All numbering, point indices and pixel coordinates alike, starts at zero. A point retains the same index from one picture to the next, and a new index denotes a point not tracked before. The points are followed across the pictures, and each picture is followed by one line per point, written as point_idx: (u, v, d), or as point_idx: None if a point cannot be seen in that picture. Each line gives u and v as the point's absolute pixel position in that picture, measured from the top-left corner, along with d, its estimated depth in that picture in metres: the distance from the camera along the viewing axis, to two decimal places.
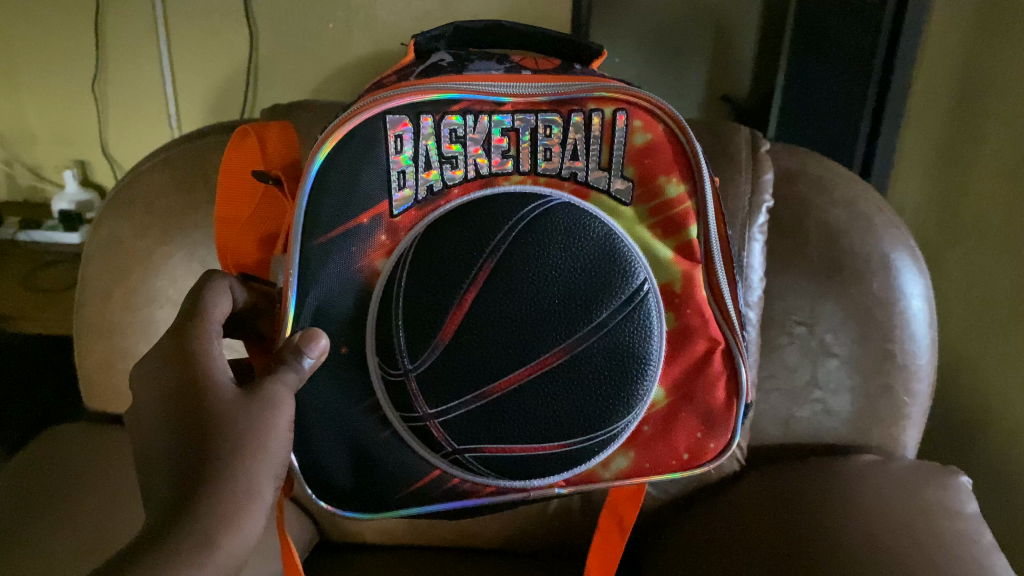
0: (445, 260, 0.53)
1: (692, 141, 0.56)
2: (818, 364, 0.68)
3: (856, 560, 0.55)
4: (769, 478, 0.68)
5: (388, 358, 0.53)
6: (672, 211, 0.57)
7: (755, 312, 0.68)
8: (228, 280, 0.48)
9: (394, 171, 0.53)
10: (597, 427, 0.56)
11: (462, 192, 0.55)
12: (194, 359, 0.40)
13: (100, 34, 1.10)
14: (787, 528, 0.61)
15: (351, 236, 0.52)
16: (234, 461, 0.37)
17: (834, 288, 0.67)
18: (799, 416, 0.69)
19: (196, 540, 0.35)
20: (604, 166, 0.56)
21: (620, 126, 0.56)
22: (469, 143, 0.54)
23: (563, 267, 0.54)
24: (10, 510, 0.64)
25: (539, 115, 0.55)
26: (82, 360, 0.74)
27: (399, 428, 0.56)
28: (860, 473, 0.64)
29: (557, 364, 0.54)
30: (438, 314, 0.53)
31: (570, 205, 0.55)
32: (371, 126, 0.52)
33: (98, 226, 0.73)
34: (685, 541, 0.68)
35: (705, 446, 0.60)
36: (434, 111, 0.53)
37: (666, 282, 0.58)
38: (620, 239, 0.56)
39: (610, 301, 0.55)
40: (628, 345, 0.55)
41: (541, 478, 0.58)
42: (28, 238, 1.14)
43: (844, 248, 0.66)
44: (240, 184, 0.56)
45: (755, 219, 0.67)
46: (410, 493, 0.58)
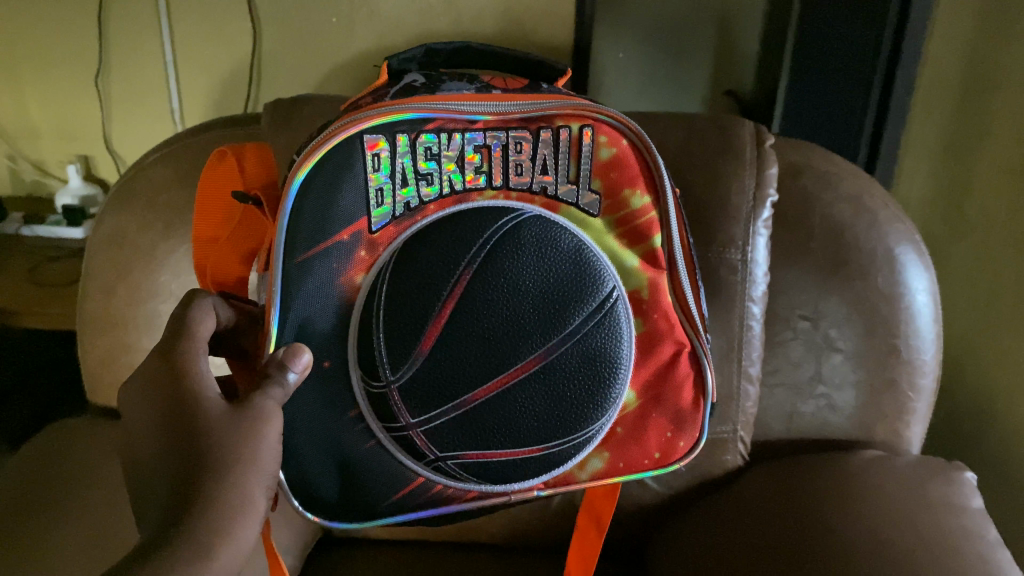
0: (423, 272, 0.53)
1: (654, 155, 0.57)
2: (822, 360, 0.68)
3: (860, 556, 0.55)
4: (773, 474, 0.68)
5: (369, 369, 0.53)
6: (637, 223, 0.58)
7: (760, 307, 0.67)
8: (212, 300, 0.47)
9: (371, 189, 0.52)
10: (573, 430, 0.57)
11: (438, 208, 0.54)
12: (182, 375, 0.40)
13: (103, 30, 1.10)
14: (791, 525, 0.61)
15: (335, 251, 0.51)
16: (228, 473, 0.38)
17: (839, 283, 0.66)
18: (803, 410, 0.69)
19: (195, 549, 0.36)
20: (573, 180, 0.56)
21: (586, 141, 0.56)
22: (443, 160, 0.53)
23: (536, 279, 0.54)
24: (13, 506, 0.64)
25: (511, 132, 0.54)
26: (85, 354, 0.75)
27: (383, 438, 0.55)
28: (864, 467, 0.64)
29: (533, 371, 0.55)
30: (418, 325, 0.53)
31: (541, 217, 0.55)
32: (348, 145, 0.50)
33: (101, 220, 0.73)
34: (685, 540, 0.68)
35: (675, 445, 0.61)
36: (409, 130, 0.52)
37: (633, 289, 0.59)
38: (590, 250, 0.56)
39: (583, 309, 0.55)
40: (599, 351, 0.56)
41: (520, 481, 0.59)
42: (32, 232, 1.16)
43: (849, 243, 0.66)
44: (220, 203, 0.56)
45: (760, 213, 0.67)
46: (396, 501, 0.58)
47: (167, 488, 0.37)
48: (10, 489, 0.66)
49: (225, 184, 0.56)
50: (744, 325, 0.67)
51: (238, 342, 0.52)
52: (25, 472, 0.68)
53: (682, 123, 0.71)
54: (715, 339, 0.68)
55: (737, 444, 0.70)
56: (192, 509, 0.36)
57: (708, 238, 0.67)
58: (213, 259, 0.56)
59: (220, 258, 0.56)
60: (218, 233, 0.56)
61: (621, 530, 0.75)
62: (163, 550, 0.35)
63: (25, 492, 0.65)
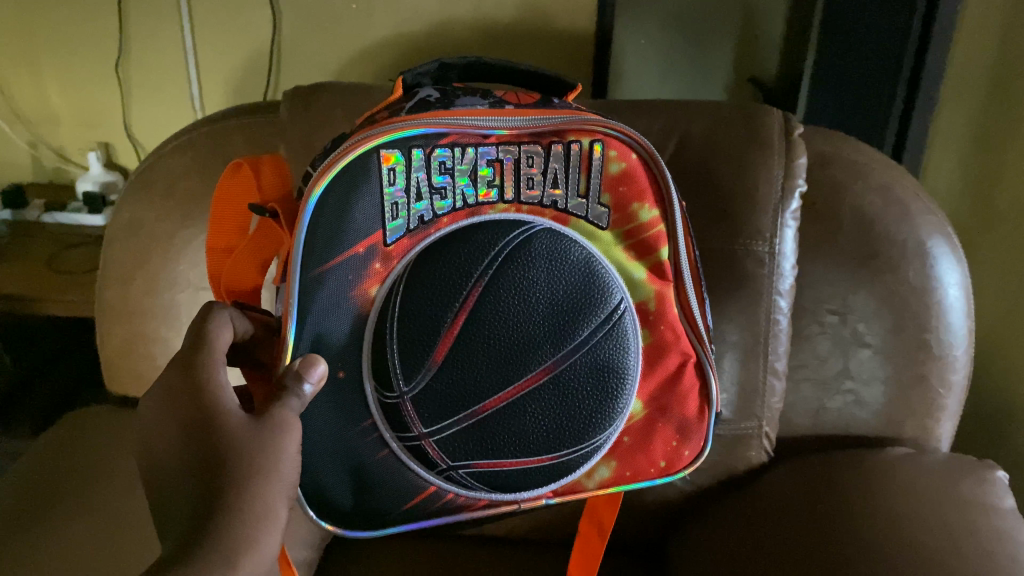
0: (436, 285, 0.52)
1: (663, 170, 0.56)
2: (849, 355, 0.66)
3: (887, 556, 0.54)
4: (797, 472, 0.66)
5: (383, 380, 0.52)
6: (645, 235, 0.57)
7: (787, 301, 0.65)
8: (236, 317, 0.47)
9: (388, 203, 0.50)
10: (582, 439, 0.57)
11: (451, 221, 0.53)
12: (201, 390, 0.39)
13: (123, 17, 1.09)
14: (815, 524, 0.60)
15: (348, 266, 0.50)
16: (249, 483, 0.37)
17: (867, 276, 0.65)
18: (829, 406, 0.68)
19: (221, 558, 0.34)
20: (583, 193, 0.55)
21: (597, 155, 0.55)
22: (457, 174, 0.52)
23: (545, 291, 0.54)
24: (30, 495, 0.63)
25: (523, 147, 0.53)
26: (103, 343, 0.74)
27: (395, 448, 0.55)
28: (892, 465, 0.63)
29: (543, 381, 0.55)
30: (431, 336, 0.52)
31: (551, 230, 0.54)
32: (364, 160, 0.49)
33: (119, 208, 0.73)
34: (704, 540, 0.67)
35: (680, 454, 0.60)
36: (424, 145, 0.50)
37: (641, 299, 0.58)
38: (599, 262, 0.55)
39: (591, 320, 0.55)
40: (608, 361, 0.56)
41: (530, 490, 0.58)
42: (53, 220, 1.16)
43: (879, 235, 0.64)
44: (233, 215, 0.55)
45: (788, 205, 0.65)
46: (407, 510, 0.57)
47: (189, 498, 0.36)
48: (25, 477, 0.65)
49: (243, 195, 0.55)
50: (771, 320, 0.66)
51: (252, 353, 0.50)
52: (42, 459, 0.68)
53: (709, 113, 0.69)
54: (741, 333, 0.66)
55: (761, 441, 0.69)
56: (215, 517, 0.35)
57: (735, 230, 0.65)
58: (231, 269, 0.53)
59: (237, 268, 0.53)
60: (233, 243, 0.55)
61: (639, 527, 0.74)
62: (185, 559, 0.34)
63: (41, 482, 0.65)
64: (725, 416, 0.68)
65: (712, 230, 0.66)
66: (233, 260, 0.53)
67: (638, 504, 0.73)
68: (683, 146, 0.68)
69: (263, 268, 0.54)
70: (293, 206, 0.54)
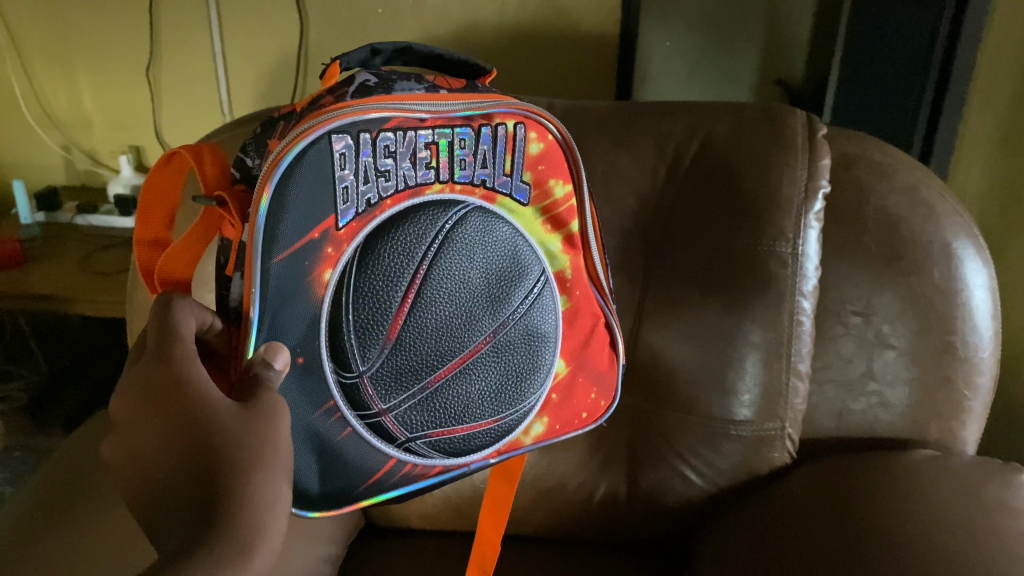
0: (386, 264, 0.50)
1: (574, 148, 0.59)
2: (874, 357, 0.66)
3: (914, 559, 0.54)
4: (823, 475, 0.66)
5: (342, 361, 0.50)
6: (559, 210, 0.60)
7: (810, 302, 0.65)
8: (193, 309, 0.44)
9: (339, 187, 0.47)
10: (520, 398, 0.61)
11: (394, 203, 0.50)
12: (184, 383, 0.37)
13: (155, 23, 1.11)
14: (846, 530, 0.59)
15: (304, 252, 0.46)
16: (250, 473, 0.35)
17: (891, 277, 0.64)
18: (853, 408, 0.68)
19: (236, 548, 0.32)
20: (508, 172, 0.56)
21: (520, 137, 0.55)
22: (400, 157, 0.49)
23: (482, 267, 0.56)
24: (60, 492, 0.65)
25: (457, 129, 0.52)
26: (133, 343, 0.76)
27: (357, 426, 0.52)
28: (917, 468, 0.62)
29: (485, 349, 0.57)
30: (384, 315, 0.51)
31: (483, 211, 0.55)
32: (316, 148, 0.45)
33: None
34: (728, 542, 0.67)
35: (599, 404, 0.67)
36: (371, 128, 0.47)
37: (558, 269, 0.62)
38: (521, 238, 0.58)
39: (519, 290, 0.59)
40: (534, 325, 0.60)
41: (477, 452, 0.60)
42: (85, 222, 1.18)
43: (904, 236, 0.64)
44: (164, 205, 0.52)
45: (812, 206, 0.64)
46: (367, 489, 0.55)
47: (187, 490, 0.34)
48: (57, 476, 0.68)
49: (175, 186, 0.51)
50: (794, 320, 0.65)
51: (203, 339, 0.45)
52: (74, 459, 0.70)
53: (732, 114, 0.69)
54: (764, 334, 0.66)
55: (785, 442, 0.68)
56: (222, 503, 0.33)
57: (758, 231, 0.65)
58: (166, 261, 0.49)
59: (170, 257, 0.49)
60: (162, 237, 0.53)
61: (661, 527, 0.74)
62: (199, 547, 0.32)
63: (72, 480, 0.67)
64: (749, 417, 0.68)
65: (736, 231, 0.66)
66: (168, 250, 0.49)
67: (659, 504, 0.73)
68: (706, 147, 0.69)
69: (198, 258, 0.50)
70: (241, 193, 0.50)
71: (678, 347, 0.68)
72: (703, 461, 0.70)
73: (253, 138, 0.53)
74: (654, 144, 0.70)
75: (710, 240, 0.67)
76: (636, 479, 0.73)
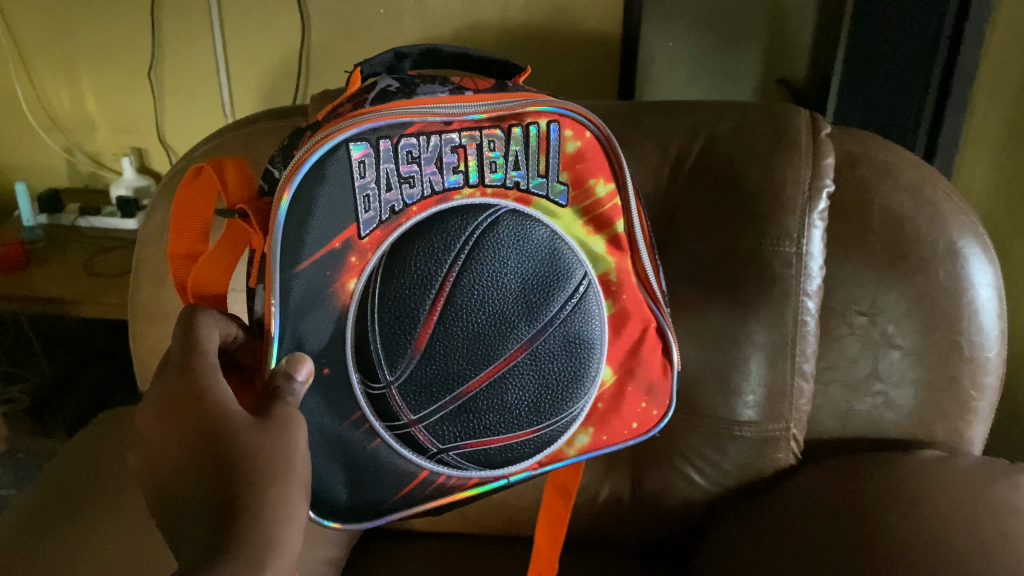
0: (412, 272, 0.50)
1: (615, 145, 0.57)
2: (879, 357, 0.65)
3: (921, 559, 0.54)
4: (829, 475, 0.65)
5: (368, 371, 0.50)
6: (603, 210, 0.58)
7: (814, 302, 0.65)
8: (217, 321, 0.45)
9: (360, 195, 0.47)
10: (561, 408, 0.58)
11: (421, 209, 0.50)
12: (203, 395, 0.38)
13: (157, 25, 1.11)
14: (854, 530, 0.58)
15: (327, 261, 0.47)
16: (267, 487, 0.36)
17: (897, 276, 0.64)
18: (859, 408, 0.67)
19: (253, 560, 0.33)
20: (542, 173, 0.55)
21: (553, 135, 0.54)
22: (425, 162, 0.50)
23: (515, 272, 0.54)
24: (63, 496, 0.65)
25: (484, 131, 0.51)
26: (136, 345, 0.76)
27: (386, 437, 0.52)
28: (923, 469, 0.62)
29: (521, 357, 0.55)
30: (411, 324, 0.51)
31: (516, 213, 0.54)
32: (335, 157, 0.46)
33: (151, 212, 0.74)
34: (732, 545, 0.66)
35: (650, 414, 0.63)
36: (391, 134, 0.48)
37: (602, 272, 0.60)
38: (561, 240, 0.56)
39: (559, 295, 0.56)
40: (577, 332, 0.58)
41: (516, 464, 0.59)
42: (88, 223, 1.19)
43: (909, 235, 0.64)
44: (194, 218, 0.49)
45: (816, 205, 0.64)
46: (399, 500, 0.55)
47: (206, 502, 0.35)
48: (58, 480, 0.67)
49: (206, 198, 0.49)
50: (799, 321, 0.65)
51: (226, 351, 0.47)
52: (75, 463, 0.70)
53: (735, 114, 0.69)
54: (769, 334, 0.65)
55: (790, 442, 0.68)
56: (239, 515, 0.34)
57: (762, 231, 0.65)
58: (197, 274, 0.48)
59: (205, 272, 0.48)
60: (196, 250, 0.50)
61: (666, 530, 0.74)
62: (216, 559, 0.33)
63: (75, 484, 0.67)
64: (753, 418, 0.67)
65: (741, 231, 0.65)
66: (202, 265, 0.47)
67: (663, 507, 0.72)
68: (710, 146, 0.68)
69: (232, 269, 0.49)
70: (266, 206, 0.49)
71: (683, 348, 0.68)
72: (707, 462, 0.70)
73: (280, 150, 0.54)
74: (657, 144, 0.69)
75: (714, 240, 0.66)
76: (641, 481, 0.72)
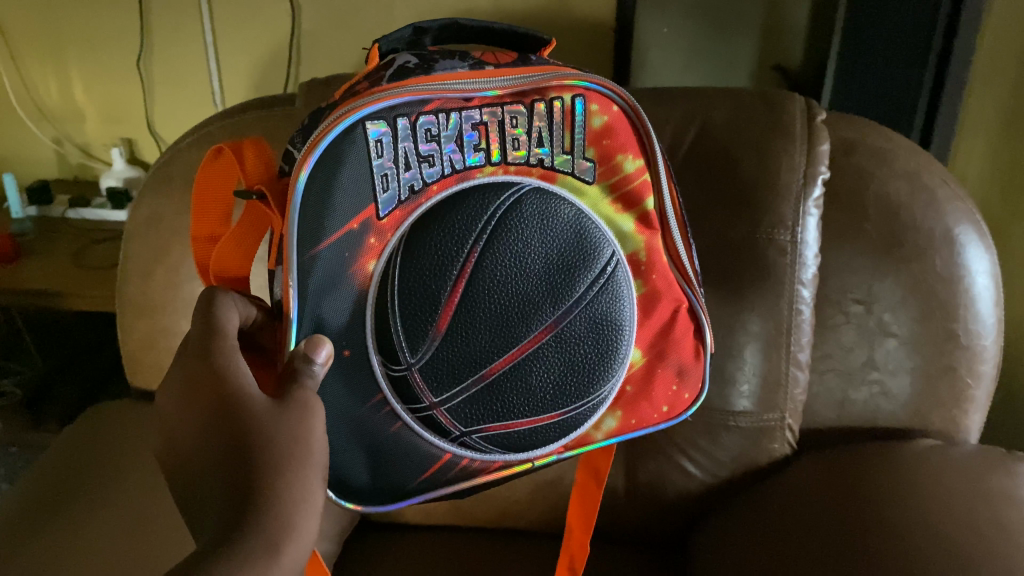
0: (434, 252, 0.49)
1: (642, 119, 0.55)
2: (875, 345, 0.65)
3: (915, 551, 0.53)
4: (824, 465, 0.65)
5: (389, 352, 0.49)
6: (631, 186, 0.56)
7: (810, 290, 0.64)
8: (238, 303, 0.46)
9: (378, 174, 0.47)
10: (587, 392, 0.56)
11: (441, 188, 0.50)
12: (224, 378, 0.38)
13: (145, 13, 1.10)
14: (847, 521, 0.58)
15: (345, 242, 0.47)
16: (282, 470, 0.35)
17: (893, 264, 0.63)
18: (854, 398, 0.67)
19: (265, 544, 0.33)
20: (568, 149, 0.53)
21: (579, 110, 0.53)
22: (444, 141, 0.49)
23: (540, 252, 0.52)
24: (44, 506, 0.66)
25: (504, 107, 0.50)
26: (125, 338, 0.75)
27: (408, 420, 0.52)
28: (919, 459, 0.62)
29: (546, 340, 0.53)
30: (433, 305, 0.50)
31: (540, 190, 0.52)
32: (350, 137, 0.46)
33: (139, 203, 0.73)
34: (728, 536, 0.66)
35: (681, 397, 0.61)
36: (409, 112, 0.47)
37: (632, 252, 0.57)
38: (589, 219, 0.54)
39: (587, 275, 0.54)
40: (605, 313, 0.55)
41: (541, 448, 0.57)
42: (77, 215, 1.18)
43: (905, 223, 0.63)
44: (217, 200, 0.51)
45: (811, 192, 0.63)
46: (422, 482, 0.55)
47: (223, 483, 0.35)
48: (42, 488, 0.68)
49: (225, 181, 0.50)
50: (794, 309, 0.64)
51: (248, 333, 0.48)
52: (59, 470, 0.70)
53: (730, 100, 0.68)
54: (764, 324, 0.64)
55: (785, 433, 0.68)
56: (254, 497, 0.34)
57: (757, 219, 0.64)
58: (217, 258, 0.49)
59: (224, 254, 0.49)
60: (218, 231, 0.51)
61: (662, 521, 0.73)
62: (231, 540, 0.33)
63: (58, 492, 0.67)
64: (748, 408, 0.67)
65: (736, 218, 0.64)
66: (221, 249, 0.49)
67: (659, 497, 0.72)
68: (705, 133, 0.67)
69: (253, 253, 0.50)
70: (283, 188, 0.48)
71: None
72: (702, 453, 0.69)
73: (302, 131, 0.51)
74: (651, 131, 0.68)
75: (710, 228, 0.65)
76: (636, 472, 0.72)
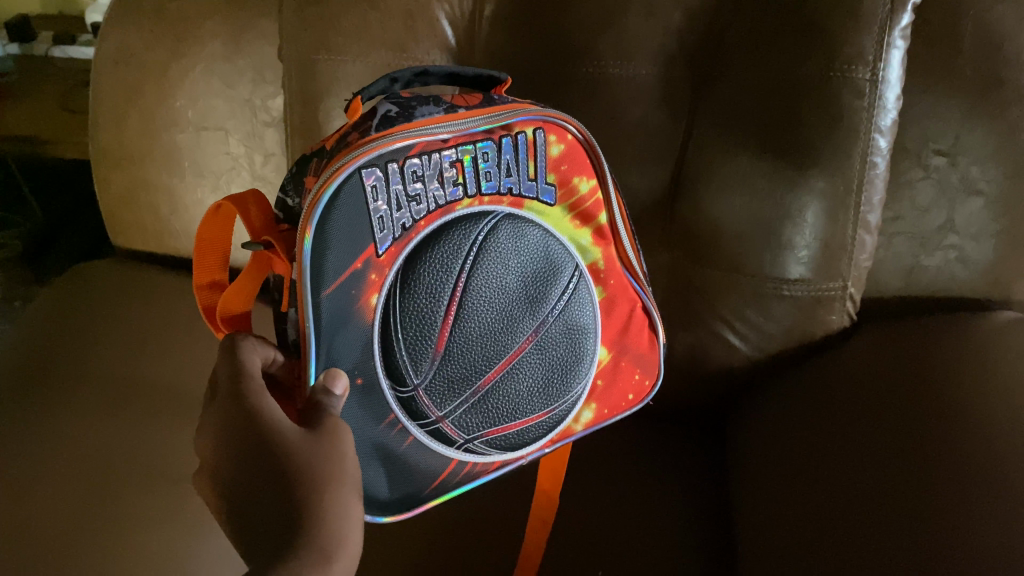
0: (428, 280, 0.44)
1: (597, 150, 0.50)
2: (956, 204, 0.56)
3: (994, 434, 0.47)
4: (882, 338, 0.58)
5: (396, 375, 0.44)
6: (586, 205, 0.52)
7: (886, 140, 0.54)
8: (258, 347, 0.40)
9: (376, 216, 0.41)
10: (567, 390, 0.54)
11: (429, 224, 0.44)
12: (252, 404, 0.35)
13: None
14: (909, 403, 0.51)
15: (350, 282, 0.40)
16: (321, 489, 0.33)
17: (988, 111, 0.53)
18: (926, 264, 0.59)
19: (315, 558, 0.31)
20: (532, 177, 0.48)
21: (540, 142, 0.47)
22: (430, 180, 0.43)
23: (517, 270, 0.48)
24: (15, 380, 0.61)
25: (478, 144, 0.44)
26: (104, 190, 0.69)
27: (418, 434, 0.47)
28: (999, 334, 0.55)
29: (529, 348, 0.50)
30: (429, 330, 0.45)
31: (513, 215, 0.48)
32: (351, 186, 0.39)
33: (105, 34, 0.64)
34: (770, 417, 0.60)
35: (644, 384, 0.59)
36: (399, 156, 0.41)
37: (590, 263, 0.54)
38: (554, 239, 0.51)
39: (555, 288, 0.51)
40: (574, 319, 0.53)
41: (530, 445, 0.53)
42: (62, 54, 1.08)
43: (1007, 58, 0.53)
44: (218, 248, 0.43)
45: (900, 20, 0.52)
46: (434, 491, 0.49)
47: (266, 504, 0.33)
48: (16, 360, 0.63)
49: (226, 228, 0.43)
50: (867, 162, 0.55)
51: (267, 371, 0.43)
52: (46, 330, 0.66)
53: None
54: (829, 182, 0.55)
55: (845, 303, 0.60)
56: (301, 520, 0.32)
57: (829, 56, 0.53)
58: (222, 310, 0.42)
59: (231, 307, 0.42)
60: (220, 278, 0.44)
61: (698, 395, 0.67)
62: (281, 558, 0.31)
63: (33, 366, 0.62)
64: (804, 276, 0.59)
65: (802, 56, 0.54)
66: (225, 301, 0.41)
67: (699, 371, 0.66)
68: None
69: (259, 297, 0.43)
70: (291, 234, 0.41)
71: (726, 197, 0.58)
72: (749, 326, 0.62)
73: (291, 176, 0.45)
74: None
75: (772, 66, 0.55)
76: (672, 347, 0.65)
